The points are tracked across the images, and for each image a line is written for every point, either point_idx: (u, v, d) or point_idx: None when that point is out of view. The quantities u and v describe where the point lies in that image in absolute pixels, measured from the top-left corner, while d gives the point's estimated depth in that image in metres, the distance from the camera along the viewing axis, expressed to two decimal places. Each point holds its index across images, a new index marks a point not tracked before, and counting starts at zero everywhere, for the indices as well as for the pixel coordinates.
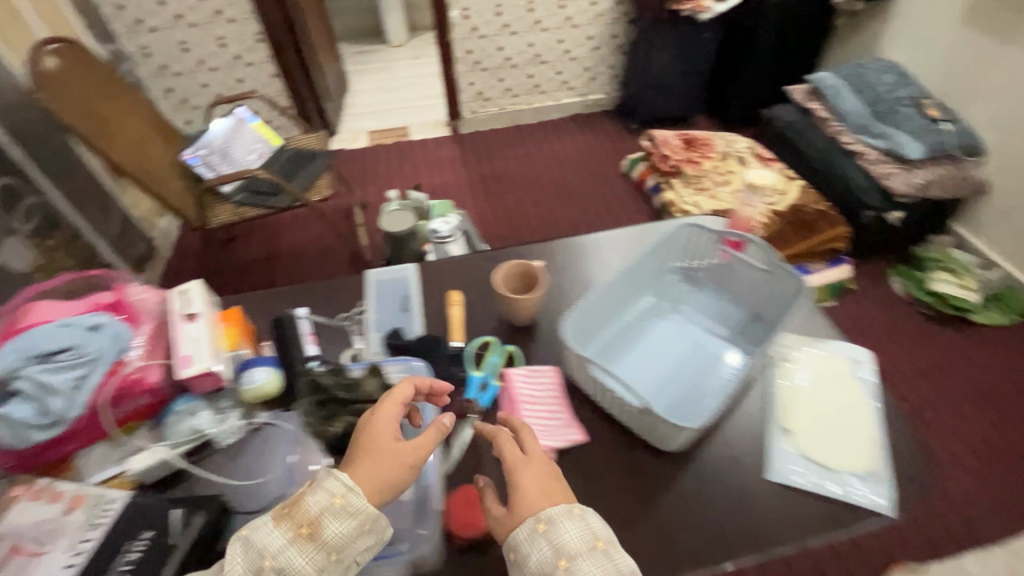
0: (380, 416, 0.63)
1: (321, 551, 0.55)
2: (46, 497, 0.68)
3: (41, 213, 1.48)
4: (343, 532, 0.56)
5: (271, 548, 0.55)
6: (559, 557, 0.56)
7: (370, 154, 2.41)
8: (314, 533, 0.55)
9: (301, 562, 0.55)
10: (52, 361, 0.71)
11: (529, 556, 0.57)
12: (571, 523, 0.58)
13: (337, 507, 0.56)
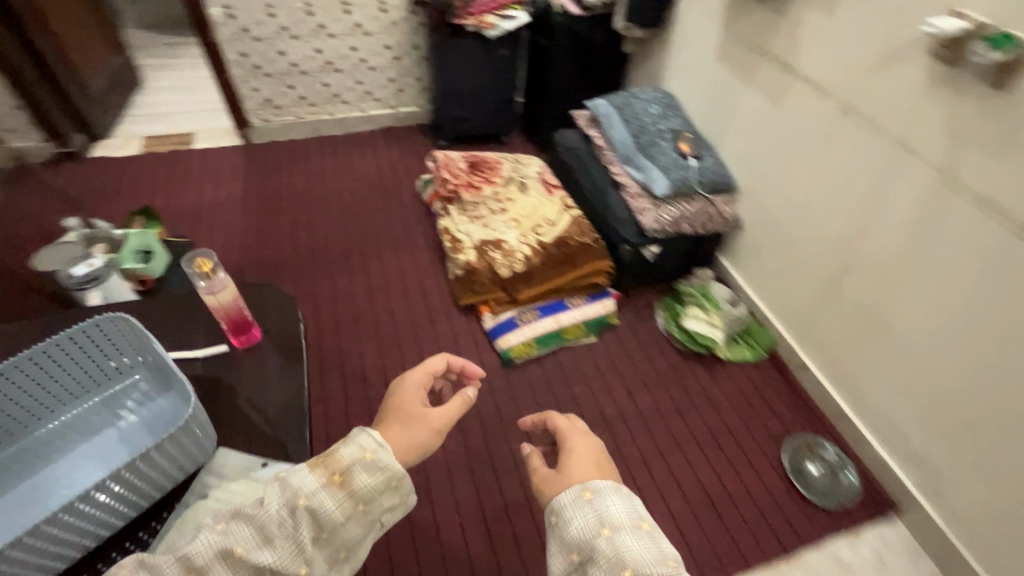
0: (413, 380, 0.80)
1: (352, 500, 0.63)
2: None
3: None
4: (370, 482, 0.64)
5: (304, 487, 0.61)
6: (603, 524, 0.65)
7: (135, 165, 2.11)
8: (345, 482, 0.63)
9: (326, 506, 0.61)
10: None
11: (573, 519, 0.67)
12: (617, 497, 0.68)
13: (368, 459, 0.65)
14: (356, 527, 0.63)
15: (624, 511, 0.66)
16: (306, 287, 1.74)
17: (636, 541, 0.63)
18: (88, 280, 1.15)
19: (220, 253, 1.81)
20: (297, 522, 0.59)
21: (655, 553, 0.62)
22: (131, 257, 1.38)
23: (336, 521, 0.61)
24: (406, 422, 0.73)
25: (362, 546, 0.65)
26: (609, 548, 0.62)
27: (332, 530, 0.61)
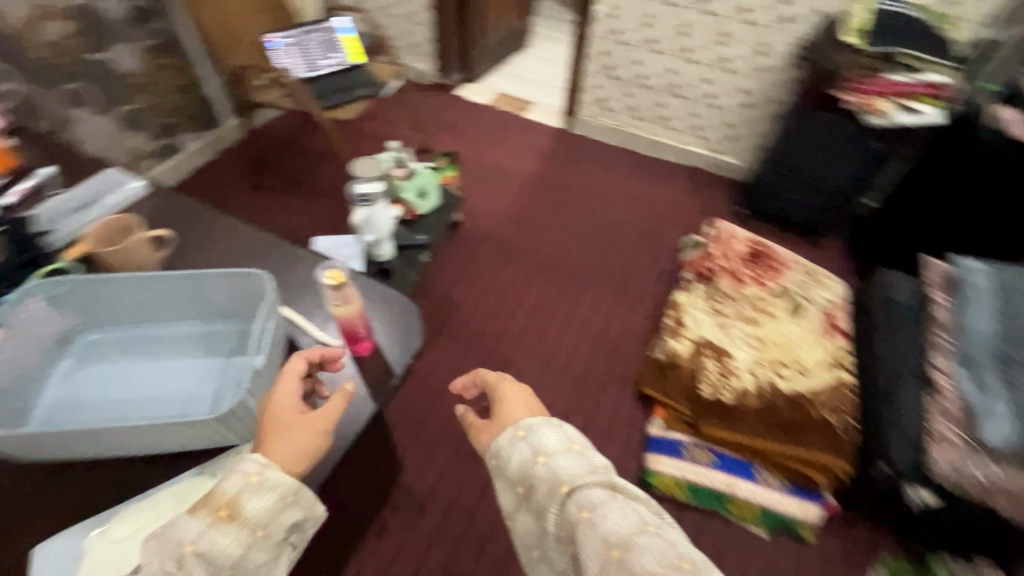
0: (278, 402, 0.63)
1: (245, 528, 0.55)
2: None
3: (166, 36, 1.82)
4: (259, 507, 0.56)
5: (186, 535, 0.54)
6: (540, 453, 0.67)
7: (477, 113, 2.45)
8: (234, 511, 0.55)
9: (221, 548, 0.53)
10: None
11: (512, 457, 0.69)
12: (555, 439, 0.68)
13: (252, 484, 0.56)
14: (264, 555, 0.55)
15: (554, 438, 0.68)
16: (520, 282, 1.79)
17: (579, 471, 0.65)
18: (364, 199, 1.38)
19: (482, 214, 1.99)
20: (192, 563, 0.52)
21: (588, 466, 0.66)
22: (413, 190, 1.67)
23: (233, 558, 0.53)
24: (284, 424, 0.61)
25: (273, 574, 0.57)
26: (549, 474, 0.65)
27: (235, 566, 0.54)
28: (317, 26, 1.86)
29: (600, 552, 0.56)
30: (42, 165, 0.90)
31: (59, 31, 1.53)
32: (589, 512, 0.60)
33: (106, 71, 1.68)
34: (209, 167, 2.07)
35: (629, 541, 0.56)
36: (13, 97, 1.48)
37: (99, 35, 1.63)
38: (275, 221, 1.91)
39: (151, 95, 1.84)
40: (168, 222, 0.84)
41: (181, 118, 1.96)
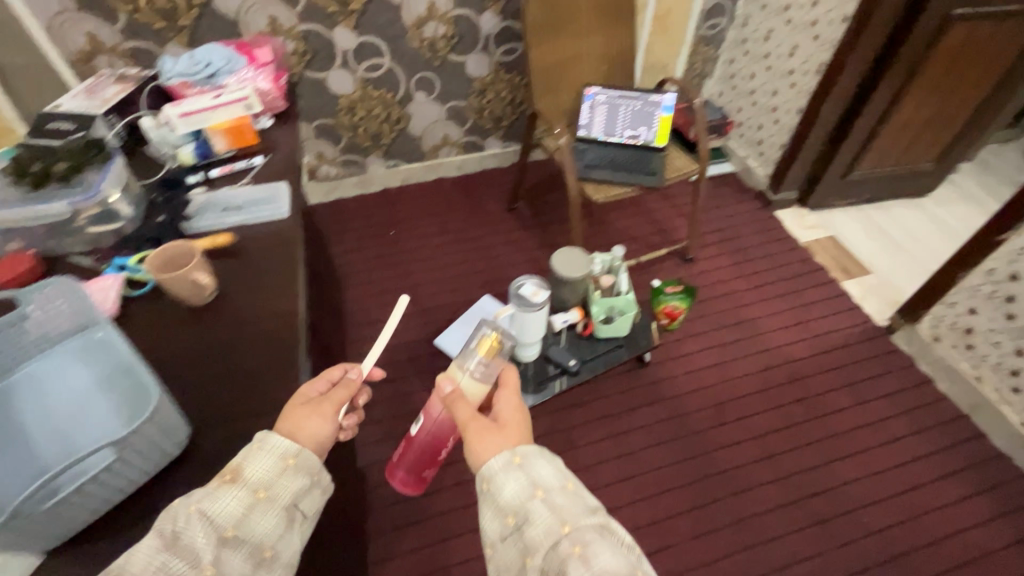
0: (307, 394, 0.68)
1: (249, 486, 0.56)
2: (119, 86, 1.04)
3: (519, 56, 1.94)
4: (267, 467, 0.58)
5: (202, 500, 0.54)
6: (538, 486, 0.64)
7: (781, 249, 1.95)
8: (238, 476, 0.57)
9: (222, 507, 0.54)
10: (190, 63, 1.04)
11: (512, 485, 0.64)
12: (545, 464, 0.67)
13: (255, 452, 0.59)
14: (266, 519, 0.56)
15: (550, 473, 0.65)
16: (658, 482, 1.37)
17: (590, 527, 0.59)
18: (519, 300, 1.17)
19: (683, 367, 1.59)
20: (195, 523, 0.52)
21: (583, 503, 0.63)
22: (605, 308, 1.37)
23: (238, 514, 0.54)
24: (297, 415, 0.65)
25: (279, 540, 0.56)
26: (549, 512, 0.61)
27: (239, 525, 0.54)
28: (639, 93, 1.66)
29: None
30: (263, 155, 1.01)
31: (436, 30, 1.76)
32: (583, 548, 0.56)
33: (459, 70, 1.90)
34: (493, 173, 2.24)
35: None
36: (384, 69, 1.81)
37: (466, 41, 1.83)
38: (498, 250, 1.93)
39: (482, 99, 2.02)
40: (270, 256, 0.84)
41: (495, 125, 2.13)
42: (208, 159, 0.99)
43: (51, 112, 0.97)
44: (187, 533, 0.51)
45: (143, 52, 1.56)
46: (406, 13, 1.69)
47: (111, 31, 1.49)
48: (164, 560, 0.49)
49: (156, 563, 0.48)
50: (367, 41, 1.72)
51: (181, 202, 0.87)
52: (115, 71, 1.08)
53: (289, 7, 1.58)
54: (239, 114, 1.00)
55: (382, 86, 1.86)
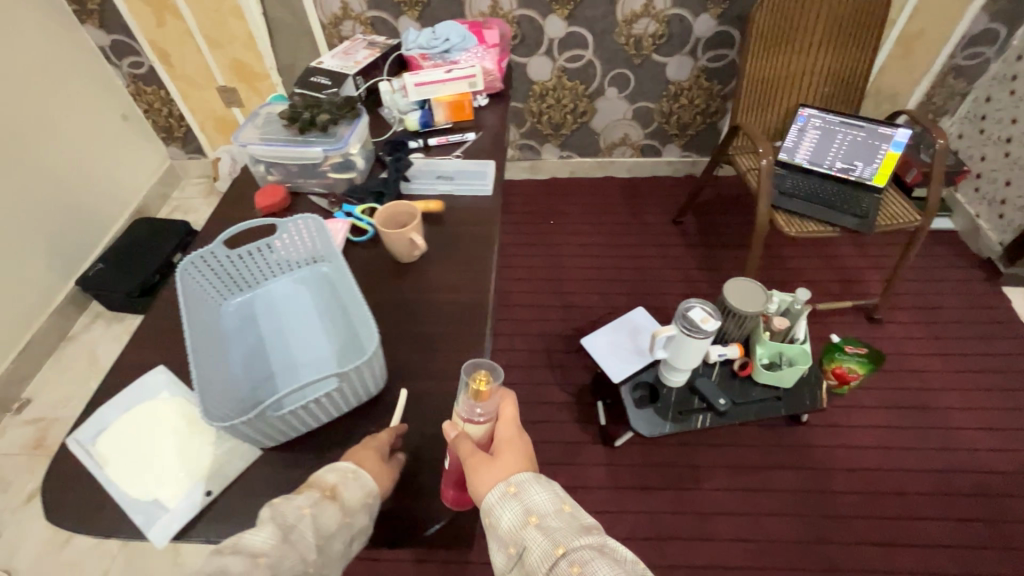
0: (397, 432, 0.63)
1: (341, 509, 0.55)
2: (368, 51, 1.17)
3: (725, 64, 1.81)
4: (359, 496, 0.56)
5: (297, 505, 0.54)
6: (531, 512, 0.56)
7: (1002, 334, 1.60)
8: (337, 494, 0.55)
9: (322, 520, 0.53)
10: (431, 37, 1.13)
11: (504, 519, 0.56)
12: (540, 487, 0.58)
13: (351, 479, 0.57)
14: (348, 540, 0.55)
15: (544, 494, 0.58)
16: (783, 556, 1.23)
17: (589, 550, 0.53)
18: (686, 324, 1.11)
19: (842, 439, 1.39)
20: (300, 526, 0.52)
21: (583, 526, 0.56)
22: (771, 351, 1.26)
23: (326, 533, 0.53)
24: (367, 452, 0.61)
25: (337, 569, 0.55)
26: (543, 536, 0.54)
27: (325, 541, 0.53)
28: (866, 122, 1.45)
29: None
30: (474, 132, 1.07)
31: (645, 28, 1.71)
32: (582, 569, 0.51)
33: (657, 71, 1.84)
34: (664, 181, 2.15)
35: None
36: (583, 61, 1.82)
37: (673, 42, 1.75)
38: (653, 262, 1.86)
39: (673, 105, 1.94)
40: (468, 229, 0.88)
41: (680, 132, 2.03)
42: (429, 127, 1.07)
43: (315, 67, 1.12)
44: (291, 530, 0.52)
45: (380, 22, 1.74)
46: (620, 9, 1.67)
47: (360, 0, 1.69)
48: (261, 556, 0.50)
49: (267, 552, 0.50)
50: (574, 32, 1.74)
51: (405, 163, 0.94)
52: (367, 36, 1.21)
53: None
54: (463, 90, 1.07)
55: (576, 78, 1.87)
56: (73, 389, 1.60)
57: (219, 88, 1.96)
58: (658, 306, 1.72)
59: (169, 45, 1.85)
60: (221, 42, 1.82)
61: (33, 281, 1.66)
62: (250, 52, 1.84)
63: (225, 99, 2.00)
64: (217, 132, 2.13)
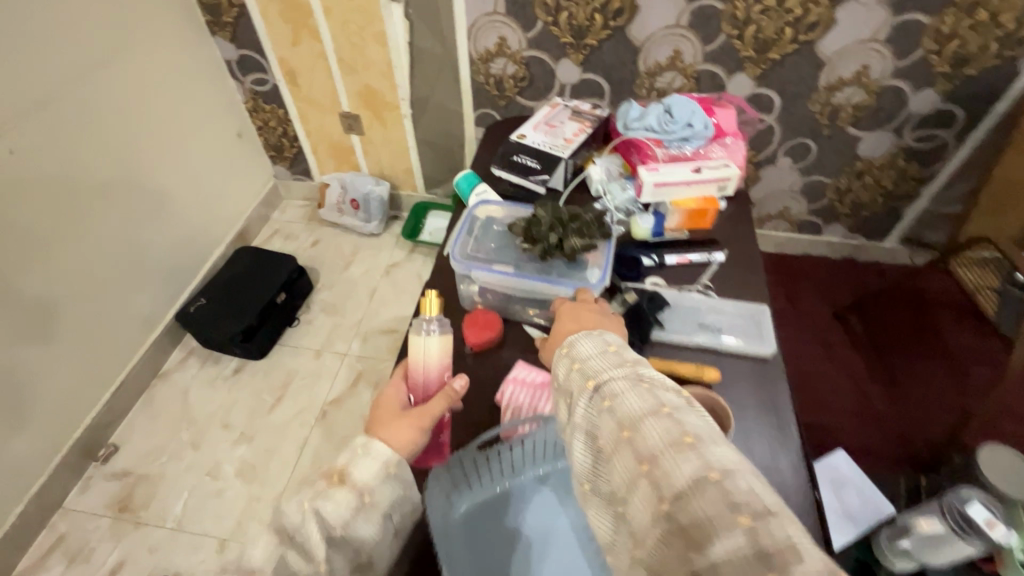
0: (385, 398, 0.59)
1: (350, 497, 0.50)
2: (576, 123, 0.96)
3: (935, 145, 1.52)
4: (369, 469, 0.51)
5: (297, 499, 0.50)
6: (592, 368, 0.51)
7: None
8: (345, 476, 0.51)
9: (333, 509, 0.49)
10: (663, 119, 0.91)
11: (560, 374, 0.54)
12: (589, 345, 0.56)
13: (362, 453, 0.52)
14: (371, 524, 0.50)
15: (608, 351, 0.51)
16: None
17: (629, 396, 0.47)
18: (959, 521, 0.85)
19: None
20: (309, 521, 0.48)
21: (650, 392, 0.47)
22: None
23: (340, 525, 0.49)
24: (387, 422, 0.55)
25: (380, 542, 0.52)
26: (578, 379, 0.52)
27: (346, 529, 0.49)
28: None
29: (612, 429, 0.46)
30: (717, 248, 0.83)
31: (848, 96, 1.45)
32: (612, 401, 0.47)
33: (848, 145, 1.57)
34: (822, 264, 1.87)
35: (641, 423, 0.44)
36: (762, 126, 1.57)
37: (878, 116, 1.48)
38: (815, 365, 1.59)
39: (855, 182, 1.66)
40: (748, 412, 0.65)
41: (852, 212, 1.75)
42: (662, 238, 0.84)
43: (517, 142, 0.92)
44: (297, 535, 0.49)
45: (537, 63, 1.53)
46: (826, 74, 1.41)
47: (520, 38, 1.48)
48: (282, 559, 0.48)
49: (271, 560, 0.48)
50: (760, 94, 1.49)
51: (658, 303, 0.72)
52: (570, 104, 1.00)
53: (701, 44, 1.41)
54: (709, 195, 0.84)
55: (748, 143, 1.62)
56: (161, 440, 1.45)
57: (341, 114, 1.81)
58: (828, 427, 1.45)
59: (298, 65, 1.70)
60: (355, 68, 1.66)
61: (135, 314, 1.53)
62: (385, 80, 1.68)
63: (345, 126, 1.84)
64: (328, 157, 1.97)
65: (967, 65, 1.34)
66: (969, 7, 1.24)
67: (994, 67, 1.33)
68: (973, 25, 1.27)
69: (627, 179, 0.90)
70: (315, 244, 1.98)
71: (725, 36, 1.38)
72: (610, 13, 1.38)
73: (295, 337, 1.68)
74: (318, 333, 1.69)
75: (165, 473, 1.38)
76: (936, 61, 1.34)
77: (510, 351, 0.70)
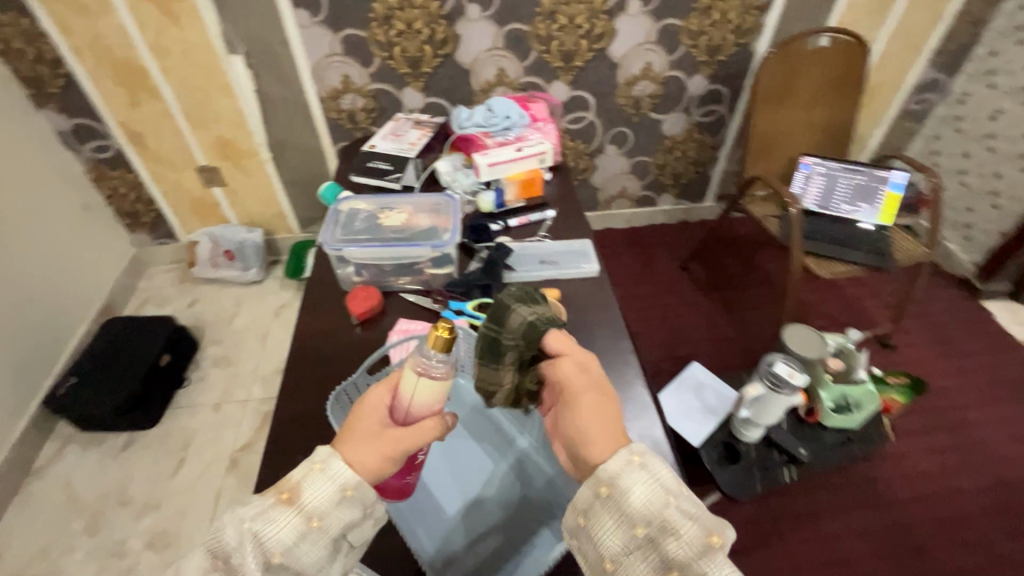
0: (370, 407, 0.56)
1: (300, 515, 0.48)
2: (419, 130, 1.12)
3: (716, 118, 1.92)
4: (320, 496, 0.49)
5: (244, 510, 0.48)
6: (667, 488, 0.49)
7: (999, 344, 1.74)
8: (294, 498, 0.49)
9: (274, 532, 0.47)
10: (487, 116, 1.10)
11: (634, 492, 0.49)
12: (660, 475, 0.50)
13: (316, 472, 0.50)
14: (316, 549, 0.48)
15: (690, 511, 0.48)
16: None
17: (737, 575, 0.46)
18: (773, 379, 1.11)
19: (900, 468, 1.42)
20: (246, 543, 0.46)
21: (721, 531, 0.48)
22: (835, 395, 1.26)
23: (283, 545, 0.47)
24: (352, 441, 0.54)
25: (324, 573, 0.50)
26: (679, 526, 0.47)
27: (288, 554, 0.47)
28: (864, 169, 1.59)
29: None
30: (549, 208, 1.03)
31: (642, 89, 1.79)
32: None
33: (654, 127, 1.92)
34: (664, 229, 2.21)
35: None
36: (585, 122, 1.86)
37: (669, 101, 1.84)
38: (673, 309, 1.88)
39: (669, 157, 2.02)
40: (587, 316, 0.83)
41: (674, 182, 2.11)
42: (504, 208, 1.02)
43: (370, 152, 1.06)
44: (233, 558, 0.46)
45: (383, 94, 1.68)
46: (621, 73, 1.74)
47: (362, 74, 1.62)
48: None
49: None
50: (577, 97, 1.78)
51: (505, 252, 0.89)
52: (411, 116, 1.16)
53: (519, 61, 1.67)
54: (533, 168, 1.04)
55: (578, 138, 1.91)
56: (48, 538, 1.32)
57: (198, 168, 1.81)
58: (692, 355, 1.72)
59: (142, 127, 1.69)
60: (205, 121, 1.70)
61: None
62: (238, 130, 1.73)
63: (205, 179, 1.84)
64: (192, 214, 1.95)
65: (717, 53, 1.73)
66: (705, 10, 1.62)
67: (735, 53, 1.74)
68: (711, 22, 1.65)
69: (470, 167, 1.07)
70: (194, 303, 1.92)
71: (535, 52, 1.65)
72: (436, 44, 1.59)
73: (189, 397, 1.62)
74: (213, 387, 1.65)
75: (59, 569, 1.27)
76: (695, 53, 1.72)
77: (393, 314, 0.82)
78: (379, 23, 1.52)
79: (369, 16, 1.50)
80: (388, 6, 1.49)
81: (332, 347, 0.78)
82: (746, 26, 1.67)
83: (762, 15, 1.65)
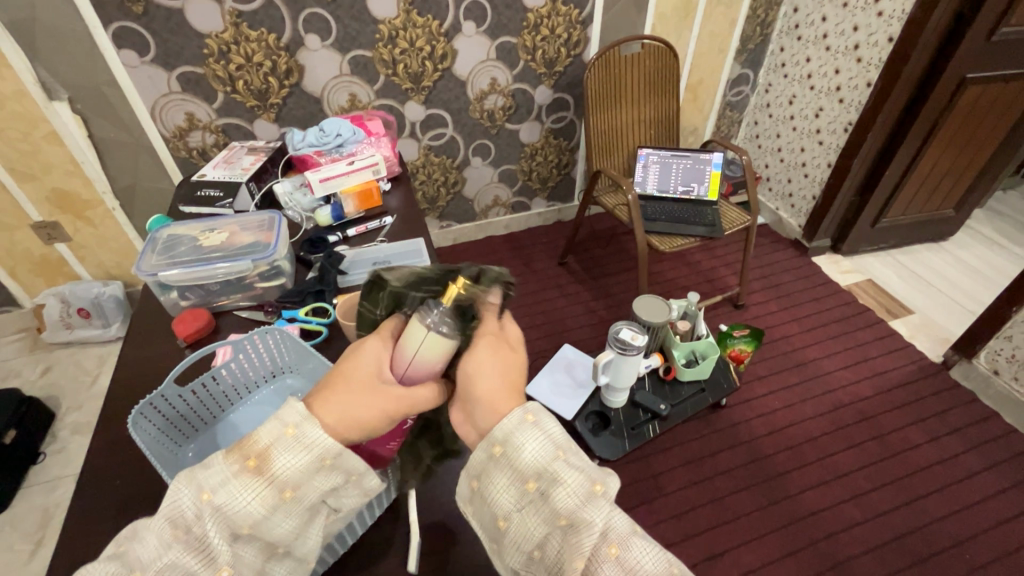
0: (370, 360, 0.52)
1: (273, 488, 0.44)
2: (254, 156, 1.14)
3: (567, 123, 2.09)
4: (293, 467, 0.44)
5: (209, 481, 0.43)
6: (558, 445, 0.46)
7: (825, 291, 2.03)
8: (265, 466, 0.44)
9: (250, 500, 0.43)
10: (321, 136, 1.15)
11: (525, 447, 0.45)
12: (541, 439, 0.46)
13: (289, 438, 0.45)
14: (290, 521, 0.46)
15: (578, 462, 0.45)
16: (751, 527, 1.35)
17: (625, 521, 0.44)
18: (620, 345, 1.21)
19: (755, 408, 1.61)
20: (210, 516, 0.42)
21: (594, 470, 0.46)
22: (685, 352, 1.41)
23: (255, 517, 0.43)
24: (333, 398, 0.48)
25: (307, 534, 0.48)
26: (576, 473, 0.44)
27: (258, 525, 0.44)
28: (690, 152, 1.79)
29: (596, 546, 0.42)
30: (387, 215, 1.09)
31: (493, 102, 1.92)
32: (620, 551, 0.42)
33: (513, 137, 2.05)
34: (540, 230, 2.35)
35: (630, 542, 0.43)
36: (446, 138, 1.95)
37: (520, 111, 1.99)
38: (553, 302, 1.99)
39: (532, 163, 2.16)
40: None
41: (542, 186, 2.26)
42: (343, 220, 1.06)
43: (200, 180, 1.06)
44: (197, 525, 0.43)
45: (233, 128, 1.66)
46: (470, 89, 1.85)
47: (207, 110, 1.60)
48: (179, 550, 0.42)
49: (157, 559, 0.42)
50: (433, 115, 1.87)
51: (337, 258, 0.93)
52: (246, 144, 1.18)
53: (369, 85, 1.73)
54: (368, 178, 1.09)
55: (442, 154, 2.00)
56: None
57: (33, 225, 1.68)
58: (572, 341, 1.84)
59: None
60: (35, 174, 1.59)
61: None
62: (74, 179, 1.63)
63: (44, 236, 1.71)
64: (35, 276, 1.79)
65: (555, 65, 1.90)
66: (535, 26, 1.77)
67: (570, 63, 1.91)
68: (543, 38, 1.81)
69: (307, 186, 1.10)
70: (46, 371, 1.75)
71: (383, 76, 1.72)
72: (281, 75, 1.61)
73: (45, 472, 1.48)
74: (74, 457, 1.51)
75: None
76: (535, 66, 1.87)
77: (224, 332, 0.83)
78: (216, 58, 1.51)
79: (203, 52, 1.49)
80: (222, 41, 1.49)
81: (157, 373, 0.77)
82: (574, 39, 1.85)
83: (585, 28, 1.84)
